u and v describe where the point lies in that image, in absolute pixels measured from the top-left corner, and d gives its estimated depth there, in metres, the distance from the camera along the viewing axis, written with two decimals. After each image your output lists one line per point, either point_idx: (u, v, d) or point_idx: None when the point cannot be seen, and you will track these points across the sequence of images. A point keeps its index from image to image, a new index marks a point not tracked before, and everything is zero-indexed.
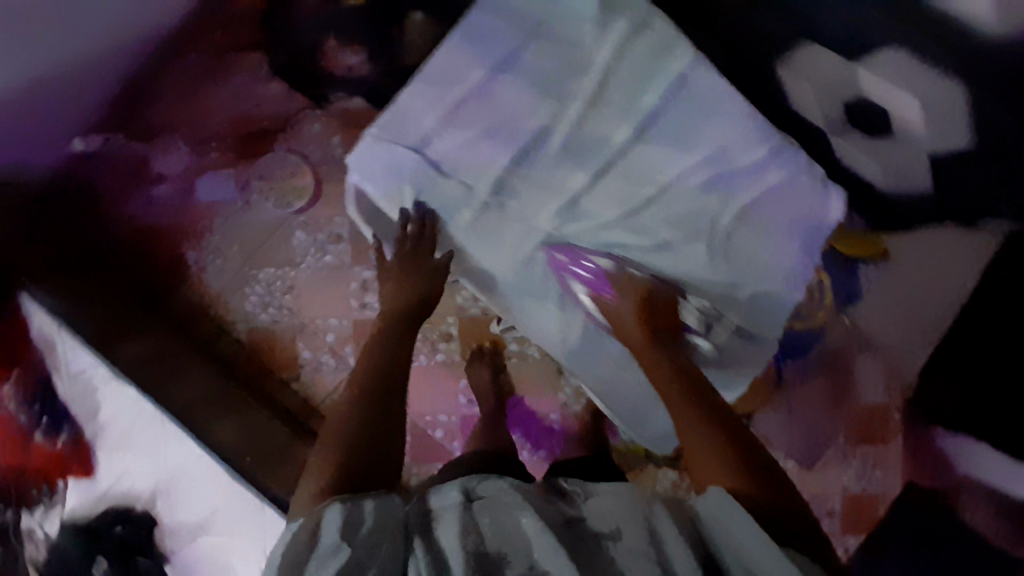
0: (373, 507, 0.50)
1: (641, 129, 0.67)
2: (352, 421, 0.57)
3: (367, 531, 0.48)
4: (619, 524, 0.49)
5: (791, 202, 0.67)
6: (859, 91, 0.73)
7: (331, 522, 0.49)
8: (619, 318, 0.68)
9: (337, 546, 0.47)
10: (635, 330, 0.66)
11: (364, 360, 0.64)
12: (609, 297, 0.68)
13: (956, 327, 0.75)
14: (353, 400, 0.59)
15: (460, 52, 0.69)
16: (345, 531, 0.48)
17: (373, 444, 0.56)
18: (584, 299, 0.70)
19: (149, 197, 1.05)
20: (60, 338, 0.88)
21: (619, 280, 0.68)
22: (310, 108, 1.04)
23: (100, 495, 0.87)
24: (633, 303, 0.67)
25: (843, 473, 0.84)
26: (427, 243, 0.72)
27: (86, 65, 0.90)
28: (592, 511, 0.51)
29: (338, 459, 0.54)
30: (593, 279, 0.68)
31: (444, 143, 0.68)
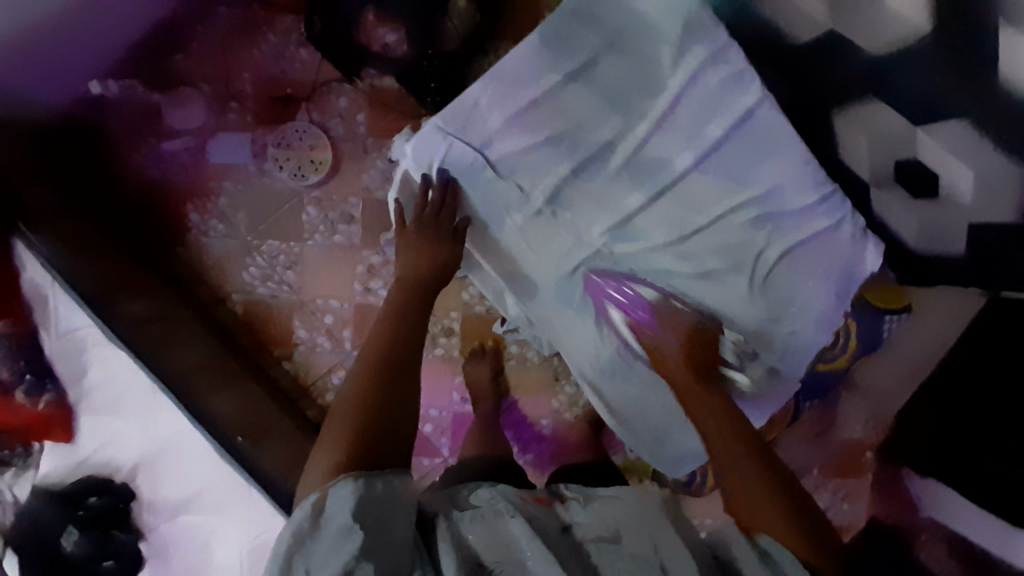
0: (386, 485, 0.48)
1: (702, 158, 0.67)
2: (357, 415, 0.51)
3: (381, 513, 0.47)
4: (618, 529, 0.49)
5: (830, 249, 0.67)
6: (913, 152, 0.69)
7: (343, 499, 0.46)
8: (660, 350, 0.66)
9: (349, 527, 0.45)
10: (679, 367, 0.64)
11: (378, 327, 0.58)
12: (650, 330, 0.67)
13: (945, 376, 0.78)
14: (366, 372, 0.54)
15: (539, 54, 0.67)
16: (358, 510, 0.46)
17: (388, 420, 0.51)
18: (620, 324, 0.69)
19: (157, 152, 0.99)
20: (55, 293, 0.83)
21: (663, 312, 0.67)
22: (339, 81, 1.01)
23: (79, 461, 0.83)
24: (676, 339, 0.65)
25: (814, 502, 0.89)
26: (447, 214, 0.67)
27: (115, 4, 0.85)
28: (586, 517, 0.51)
29: (352, 436, 0.49)
30: (630, 303, 0.68)
31: (506, 145, 0.67)
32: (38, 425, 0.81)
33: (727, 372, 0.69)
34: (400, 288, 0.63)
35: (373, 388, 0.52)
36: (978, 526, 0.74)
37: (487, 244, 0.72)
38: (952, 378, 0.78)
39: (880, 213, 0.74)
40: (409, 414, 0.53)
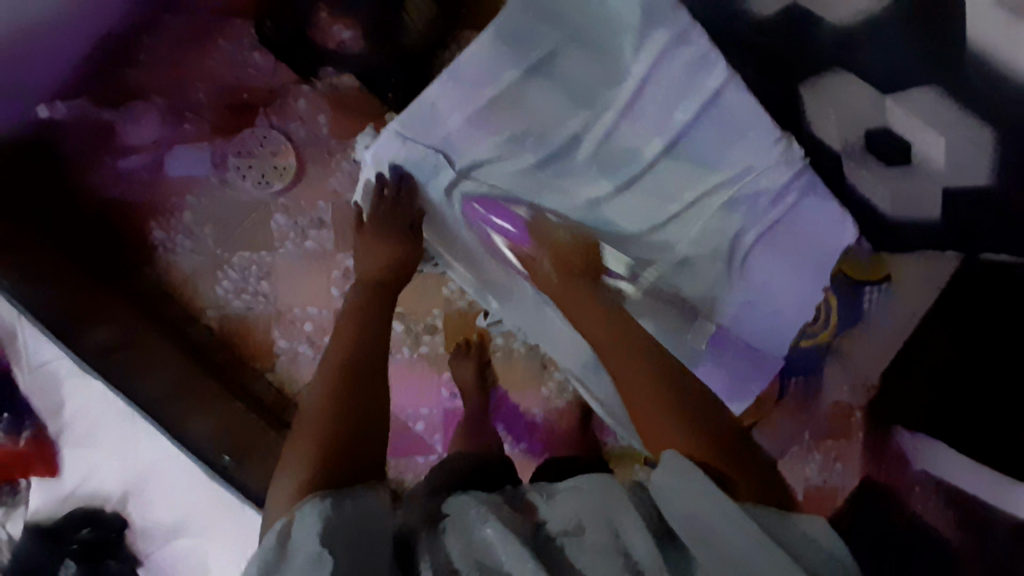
0: (355, 505, 0.43)
1: (671, 145, 0.66)
2: (326, 411, 0.48)
3: (355, 535, 0.42)
4: (581, 519, 0.43)
5: (805, 227, 0.68)
6: (884, 123, 0.75)
7: (311, 522, 0.42)
8: (535, 266, 0.65)
9: (318, 554, 0.40)
10: (556, 280, 0.64)
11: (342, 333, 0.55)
12: (527, 249, 0.66)
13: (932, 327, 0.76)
14: (329, 379, 0.50)
15: (498, 49, 0.64)
16: (327, 534, 0.41)
17: (359, 432, 0.47)
18: (505, 249, 0.68)
19: (115, 169, 0.96)
20: (22, 328, 0.80)
21: (538, 230, 0.66)
22: (299, 83, 0.98)
23: (66, 495, 0.82)
24: (549, 257, 0.65)
25: (806, 466, 0.88)
26: (404, 210, 0.67)
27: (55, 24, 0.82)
28: (551, 509, 0.45)
29: (320, 447, 0.46)
30: (509, 227, 0.66)
31: (470, 145, 0.64)
32: (19, 463, 0.80)
33: (617, 283, 0.67)
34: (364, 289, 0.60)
35: (338, 393, 0.49)
36: (978, 482, 0.73)
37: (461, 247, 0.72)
38: (942, 333, 0.75)
39: (853, 188, 0.77)
40: (379, 420, 0.50)
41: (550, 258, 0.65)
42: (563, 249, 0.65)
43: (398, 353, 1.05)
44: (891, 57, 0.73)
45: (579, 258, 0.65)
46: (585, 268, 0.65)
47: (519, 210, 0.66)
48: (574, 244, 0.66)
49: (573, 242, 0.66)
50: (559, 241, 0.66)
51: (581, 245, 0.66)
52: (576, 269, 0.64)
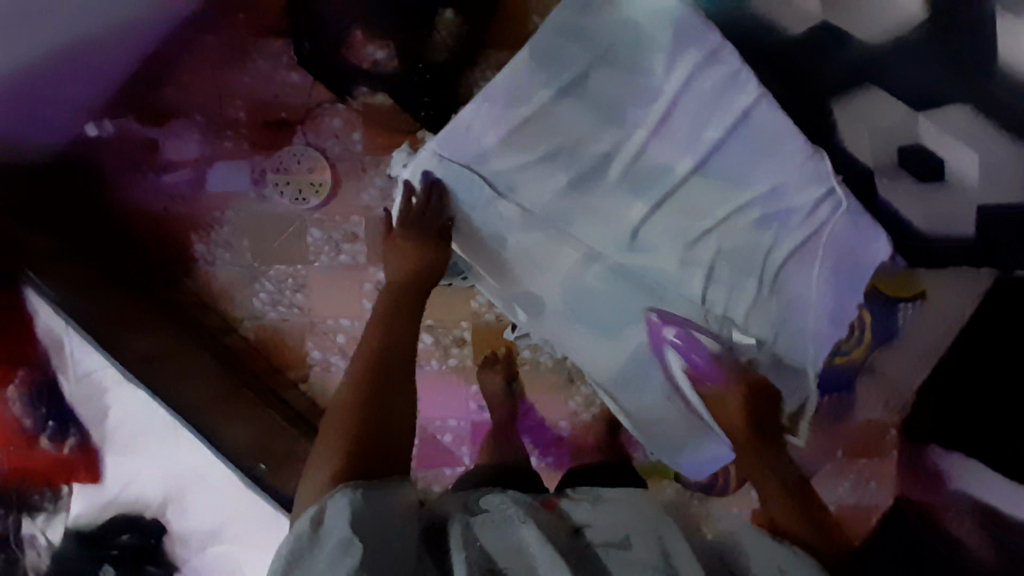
0: (383, 492, 0.47)
1: (701, 162, 0.67)
2: (355, 416, 0.52)
3: (377, 523, 0.45)
4: (627, 534, 0.49)
5: (838, 243, 0.67)
6: (915, 137, 0.74)
7: (341, 509, 0.45)
8: (722, 402, 0.66)
9: (348, 541, 0.43)
10: (738, 421, 0.65)
11: (367, 335, 0.59)
12: (710, 384, 0.67)
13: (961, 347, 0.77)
14: (356, 380, 0.55)
15: (532, 70, 0.66)
16: (356, 521, 0.45)
17: (376, 430, 0.52)
18: (677, 369, 0.70)
19: (156, 184, 1.00)
20: (68, 336, 0.83)
21: (730, 368, 0.67)
22: (332, 101, 1.00)
23: (107, 502, 0.84)
24: (738, 392, 0.66)
25: (838, 486, 0.89)
26: (429, 221, 0.68)
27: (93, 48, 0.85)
28: (593, 522, 0.51)
29: (347, 439, 0.50)
30: (684, 346, 0.68)
31: (503, 161, 0.66)
32: (61, 470, 0.83)
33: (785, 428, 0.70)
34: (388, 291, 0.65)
35: (363, 393, 0.53)
36: (1006, 494, 0.75)
37: (496, 266, 0.72)
38: (976, 352, 0.76)
39: (885, 203, 0.76)
40: (405, 420, 0.54)
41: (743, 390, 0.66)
42: (755, 386, 0.66)
43: (428, 364, 1.07)
44: (931, 78, 0.73)
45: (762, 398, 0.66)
46: (766, 408, 0.66)
47: (707, 341, 0.68)
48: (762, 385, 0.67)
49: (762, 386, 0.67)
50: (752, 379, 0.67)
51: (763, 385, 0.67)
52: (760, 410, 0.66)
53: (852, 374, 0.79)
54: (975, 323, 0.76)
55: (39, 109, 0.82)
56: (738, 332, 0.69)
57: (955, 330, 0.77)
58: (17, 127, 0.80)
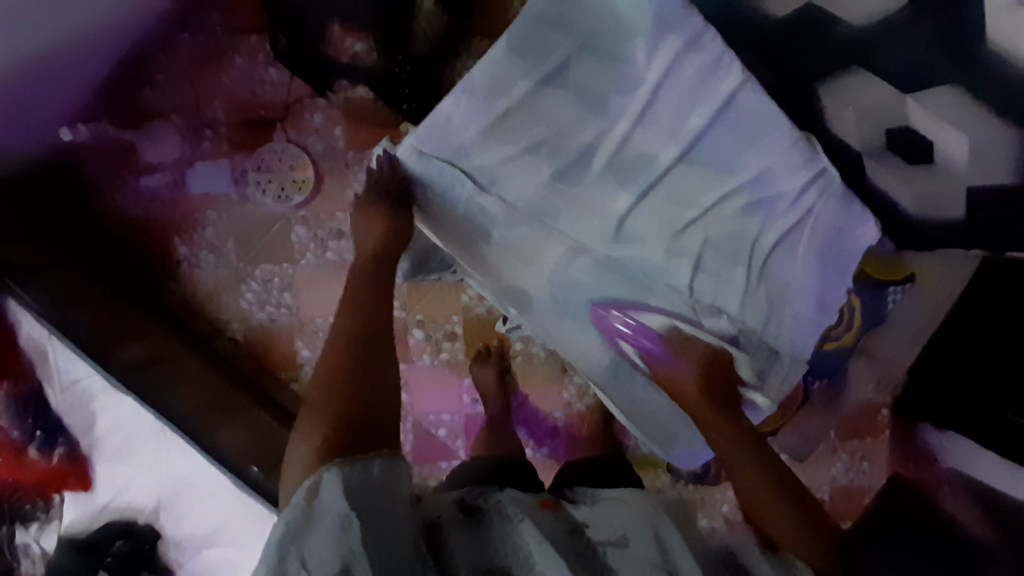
0: (376, 470, 0.46)
1: (687, 150, 0.65)
2: (337, 399, 0.49)
3: (372, 500, 0.44)
4: (625, 531, 0.49)
5: (826, 228, 0.67)
6: (905, 121, 0.73)
7: (336, 484, 0.44)
8: (676, 381, 0.68)
9: (347, 515, 0.43)
10: (698, 403, 0.66)
11: (341, 306, 0.58)
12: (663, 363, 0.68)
13: (952, 325, 0.77)
14: (337, 351, 0.53)
15: (511, 61, 0.64)
16: (353, 494, 0.44)
17: (361, 410, 0.49)
18: (633, 356, 0.71)
19: (136, 187, 0.99)
20: (54, 345, 0.82)
21: (680, 344, 0.68)
22: (312, 96, 0.98)
23: (99, 508, 0.84)
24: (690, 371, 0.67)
25: (832, 466, 0.91)
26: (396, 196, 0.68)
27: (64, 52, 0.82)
28: (596, 520, 0.50)
29: (325, 410, 0.49)
30: (635, 333, 0.69)
31: (484, 155, 0.64)
32: (52, 480, 0.83)
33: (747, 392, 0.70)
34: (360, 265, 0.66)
35: (340, 363, 0.52)
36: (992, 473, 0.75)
37: (478, 259, 0.72)
38: (972, 330, 0.75)
39: (875, 186, 0.76)
40: (389, 388, 0.52)
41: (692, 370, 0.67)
42: (708, 365, 0.67)
43: (420, 360, 1.06)
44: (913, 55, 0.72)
45: (718, 375, 0.67)
46: (722, 381, 0.67)
47: (654, 322, 0.68)
48: (716, 358, 0.67)
49: (716, 359, 0.67)
50: (698, 353, 0.67)
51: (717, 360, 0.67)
52: (713, 385, 0.67)
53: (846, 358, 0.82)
54: (964, 302, 0.75)
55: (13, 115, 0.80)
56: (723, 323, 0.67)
57: (948, 309, 0.77)
58: None
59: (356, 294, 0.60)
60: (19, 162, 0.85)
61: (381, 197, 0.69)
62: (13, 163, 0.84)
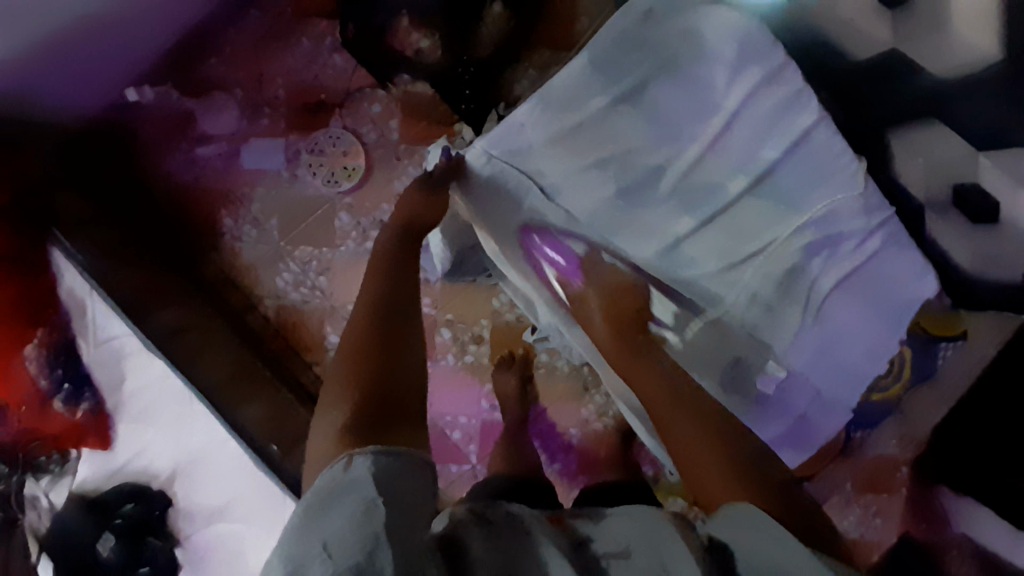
0: (404, 462, 0.45)
1: (755, 183, 0.66)
2: (366, 388, 0.49)
3: (398, 486, 0.43)
4: (629, 543, 0.44)
5: (881, 275, 0.66)
6: (973, 178, 0.71)
7: (367, 467, 0.44)
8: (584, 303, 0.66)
9: (371, 502, 0.41)
10: (601, 327, 0.64)
11: (366, 285, 0.57)
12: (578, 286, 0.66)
13: (976, 389, 0.78)
14: (360, 344, 0.52)
15: (589, 76, 0.65)
16: (380, 479, 0.43)
17: (382, 407, 0.48)
18: (554, 283, 0.68)
19: (190, 155, 1.00)
20: (94, 301, 0.84)
21: (589, 271, 0.65)
22: (373, 87, 1.00)
23: (115, 469, 0.83)
24: (598, 295, 0.65)
25: (845, 517, 0.90)
26: (439, 184, 0.65)
27: (133, 10, 0.84)
28: (600, 532, 0.46)
29: (357, 392, 0.49)
30: (562, 264, 0.66)
31: (550, 163, 0.65)
32: (72, 435, 0.81)
33: (659, 331, 0.66)
34: (388, 239, 0.63)
35: (370, 350, 0.52)
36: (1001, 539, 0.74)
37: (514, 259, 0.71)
38: (988, 394, 0.76)
39: (932, 239, 0.76)
40: (417, 379, 0.52)
41: (598, 295, 0.64)
42: (613, 295, 0.64)
43: (444, 359, 1.06)
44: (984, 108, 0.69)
45: (625, 304, 0.64)
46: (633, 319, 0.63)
47: (575, 245, 0.66)
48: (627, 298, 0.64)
49: (624, 289, 0.65)
50: (609, 283, 0.65)
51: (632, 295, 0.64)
52: (621, 320, 0.63)
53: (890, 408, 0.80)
54: (995, 368, 0.76)
55: (71, 62, 0.81)
56: (775, 361, 0.66)
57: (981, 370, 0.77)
58: (41, 79, 0.78)
59: (382, 270, 0.59)
60: (66, 114, 0.88)
61: (418, 180, 0.65)
62: (61, 117, 0.87)
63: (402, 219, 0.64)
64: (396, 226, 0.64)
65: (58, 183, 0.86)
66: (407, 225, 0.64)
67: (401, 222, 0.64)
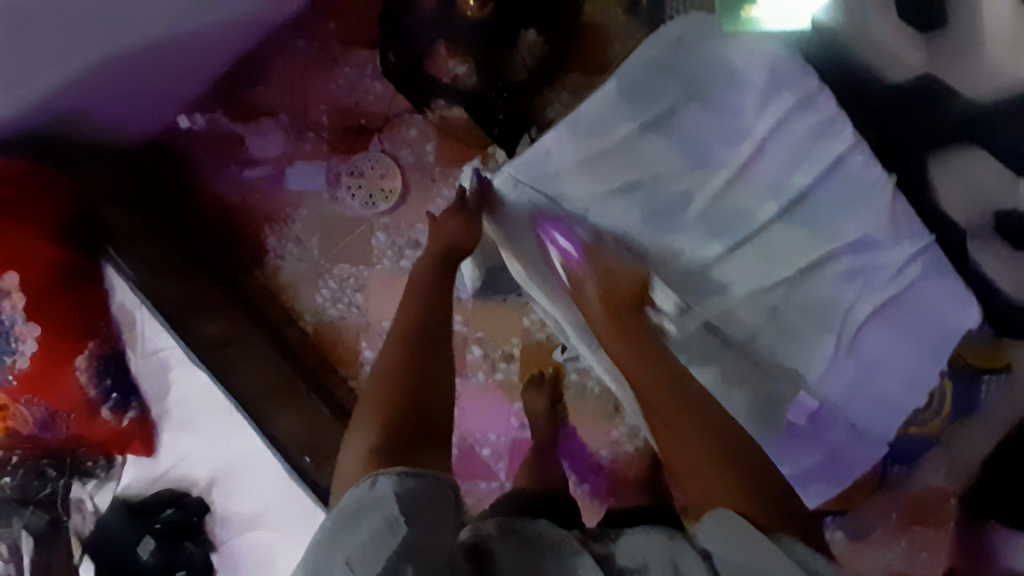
0: (428, 484, 0.46)
1: (787, 209, 0.64)
2: (399, 415, 0.50)
3: (423, 504, 0.45)
4: (646, 560, 0.46)
5: (925, 308, 0.64)
6: (1016, 205, 0.69)
7: (391, 489, 0.45)
8: (581, 286, 0.66)
9: (394, 519, 0.43)
10: (600, 315, 0.64)
11: (407, 301, 0.59)
12: (579, 270, 0.66)
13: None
14: (396, 363, 0.54)
15: (616, 100, 0.66)
16: (404, 499, 0.44)
17: (407, 437, 0.49)
18: (557, 264, 0.68)
19: (239, 176, 1.06)
20: (142, 316, 0.87)
21: (594, 255, 0.66)
22: (411, 112, 1.03)
23: (158, 475, 0.88)
24: (596, 284, 0.65)
25: (888, 550, 0.90)
26: (471, 206, 0.68)
27: (181, 47, 0.89)
28: (620, 548, 0.48)
29: (386, 414, 0.50)
30: (565, 247, 0.67)
31: (578, 191, 0.66)
32: (118, 440, 0.86)
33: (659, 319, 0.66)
34: (423, 261, 0.64)
35: (399, 373, 0.53)
36: None
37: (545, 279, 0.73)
38: None
39: (975, 266, 0.72)
40: (448, 410, 0.53)
41: (597, 292, 0.65)
42: (612, 276, 0.65)
43: (474, 376, 1.07)
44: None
45: (625, 283, 0.65)
46: (633, 310, 0.64)
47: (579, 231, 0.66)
48: (627, 283, 0.65)
49: (624, 268, 0.66)
50: (608, 265, 0.65)
51: (633, 278, 0.65)
52: (622, 307, 0.64)
53: (926, 444, 0.80)
54: None
55: (119, 90, 0.86)
56: (807, 391, 0.66)
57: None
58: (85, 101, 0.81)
59: (418, 287, 0.61)
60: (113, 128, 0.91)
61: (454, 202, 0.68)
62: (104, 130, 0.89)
63: (441, 247, 0.65)
64: (433, 250, 0.64)
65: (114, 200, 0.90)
66: (444, 253, 0.64)
67: (439, 248, 0.65)
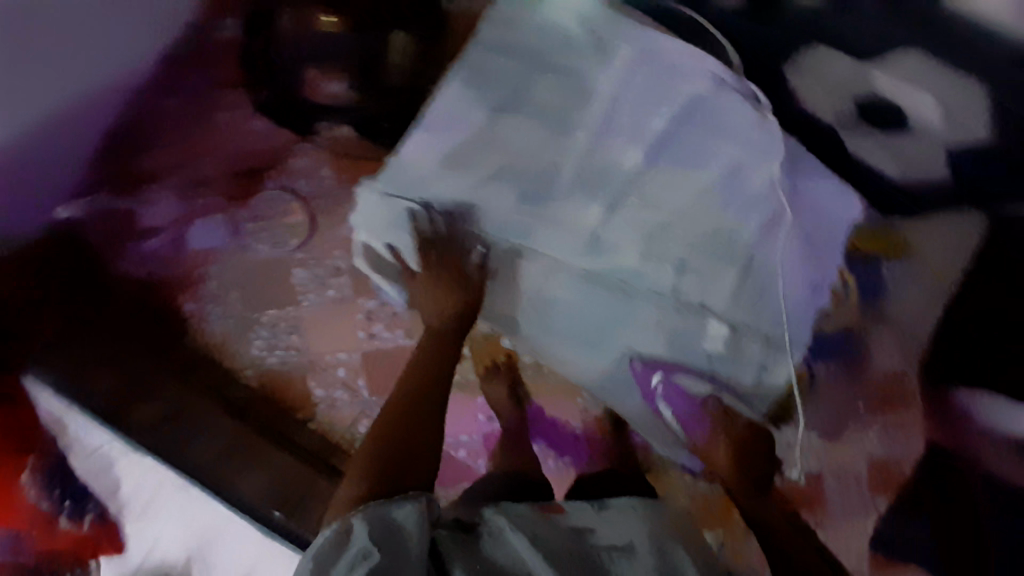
0: (396, 517, 0.51)
1: (653, 154, 0.68)
2: (389, 453, 0.57)
3: (389, 532, 0.50)
4: (631, 538, 0.56)
5: (807, 214, 0.68)
6: (871, 88, 0.73)
7: (362, 527, 0.50)
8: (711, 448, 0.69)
9: (366, 550, 0.48)
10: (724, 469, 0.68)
11: (415, 354, 0.68)
12: (699, 435, 0.69)
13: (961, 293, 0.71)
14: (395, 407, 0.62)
15: (465, 95, 0.73)
16: (373, 532, 0.50)
17: (399, 465, 0.56)
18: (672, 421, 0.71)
19: (141, 251, 0.99)
20: (73, 417, 0.89)
21: (716, 420, 0.68)
22: (300, 141, 1.03)
23: (134, 568, 0.87)
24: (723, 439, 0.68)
25: (866, 439, 0.74)
26: (444, 243, 0.70)
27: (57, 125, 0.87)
28: (603, 526, 0.58)
29: (372, 454, 0.58)
30: (670, 396, 0.69)
31: (446, 185, 0.71)
32: (87, 545, 0.86)
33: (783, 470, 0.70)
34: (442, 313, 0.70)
35: (408, 420, 0.60)
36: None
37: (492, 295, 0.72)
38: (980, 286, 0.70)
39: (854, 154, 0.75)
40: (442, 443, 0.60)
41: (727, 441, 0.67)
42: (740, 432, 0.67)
43: None
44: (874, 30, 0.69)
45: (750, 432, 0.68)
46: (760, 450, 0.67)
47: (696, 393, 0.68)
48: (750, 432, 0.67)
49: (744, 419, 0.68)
50: (733, 425, 0.67)
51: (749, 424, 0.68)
52: (751, 450, 0.67)
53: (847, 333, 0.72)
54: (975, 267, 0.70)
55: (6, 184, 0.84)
56: (716, 319, 0.65)
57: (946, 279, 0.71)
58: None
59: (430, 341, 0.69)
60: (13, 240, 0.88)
61: (428, 237, 0.70)
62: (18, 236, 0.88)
63: (450, 301, 0.70)
64: (446, 307, 0.70)
65: (61, 308, 0.91)
66: (463, 307, 0.70)
67: (456, 301, 0.70)
